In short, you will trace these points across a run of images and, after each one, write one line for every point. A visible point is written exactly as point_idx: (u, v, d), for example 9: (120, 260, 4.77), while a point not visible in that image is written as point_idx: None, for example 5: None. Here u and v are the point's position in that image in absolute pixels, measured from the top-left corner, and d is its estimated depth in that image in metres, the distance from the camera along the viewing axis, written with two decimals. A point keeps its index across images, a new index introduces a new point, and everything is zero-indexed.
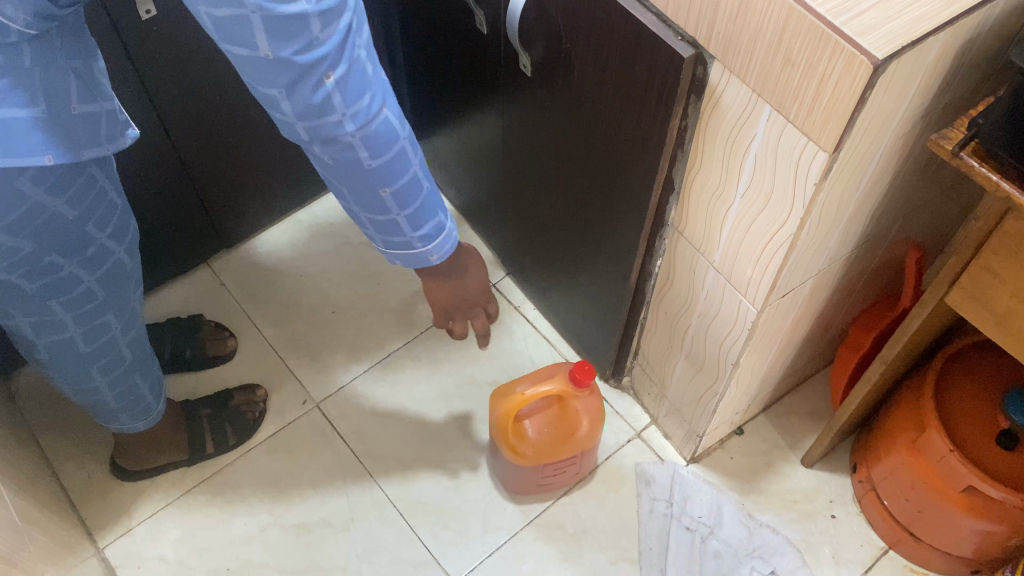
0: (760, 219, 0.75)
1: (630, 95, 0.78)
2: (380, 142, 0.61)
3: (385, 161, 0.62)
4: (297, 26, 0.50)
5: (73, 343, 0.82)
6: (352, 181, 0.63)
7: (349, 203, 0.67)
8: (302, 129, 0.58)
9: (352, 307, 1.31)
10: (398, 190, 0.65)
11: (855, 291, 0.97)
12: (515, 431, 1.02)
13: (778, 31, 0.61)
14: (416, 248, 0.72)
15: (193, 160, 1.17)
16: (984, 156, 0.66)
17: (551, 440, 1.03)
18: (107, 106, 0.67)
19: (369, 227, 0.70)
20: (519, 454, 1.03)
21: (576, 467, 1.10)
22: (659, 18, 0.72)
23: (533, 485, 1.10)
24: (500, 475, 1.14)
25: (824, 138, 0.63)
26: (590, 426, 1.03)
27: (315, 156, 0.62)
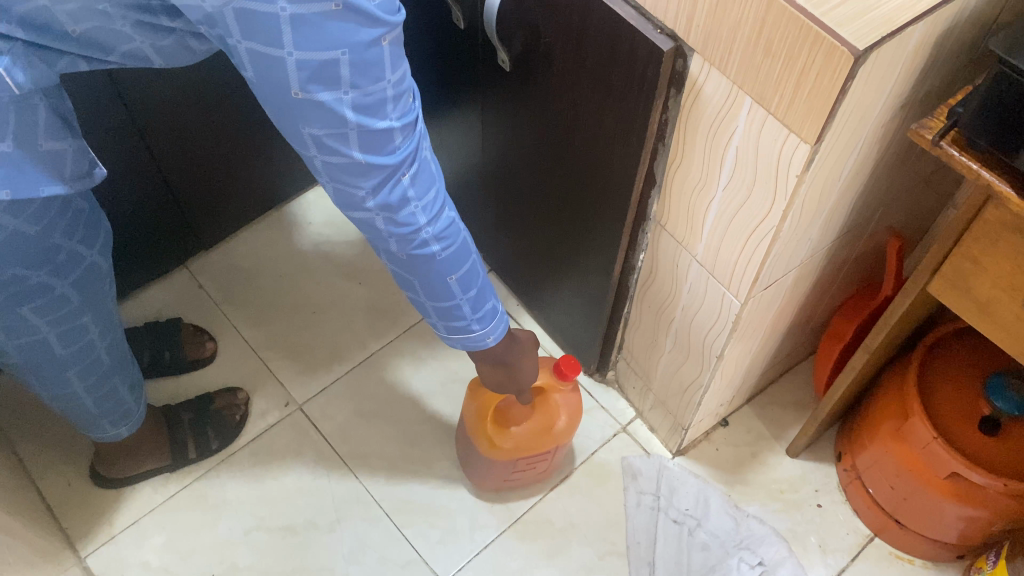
0: (742, 213, 0.75)
1: (610, 90, 0.78)
2: (446, 233, 0.63)
3: (452, 250, 0.64)
4: (386, 132, 0.54)
5: (49, 346, 0.80)
6: (418, 274, 0.65)
7: (413, 295, 0.69)
8: (380, 226, 0.60)
9: (333, 307, 1.30)
10: (463, 279, 0.67)
11: (837, 280, 0.97)
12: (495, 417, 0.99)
13: (758, 22, 0.61)
14: (477, 332, 0.73)
15: (169, 162, 1.15)
16: (963, 145, 0.66)
17: (531, 430, 1.00)
18: (75, 145, 0.66)
19: (432, 317, 0.71)
20: (497, 440, 1.00)
21: (546, 460, 1.08)
22: (638, 11, 0.71)
23: (502, 475, 1.08)
24: (468, 465, 1.11)
25: (806, 130, 0.63)
26: (568, 416, 1.01)
27: (382, 252, 0.64)
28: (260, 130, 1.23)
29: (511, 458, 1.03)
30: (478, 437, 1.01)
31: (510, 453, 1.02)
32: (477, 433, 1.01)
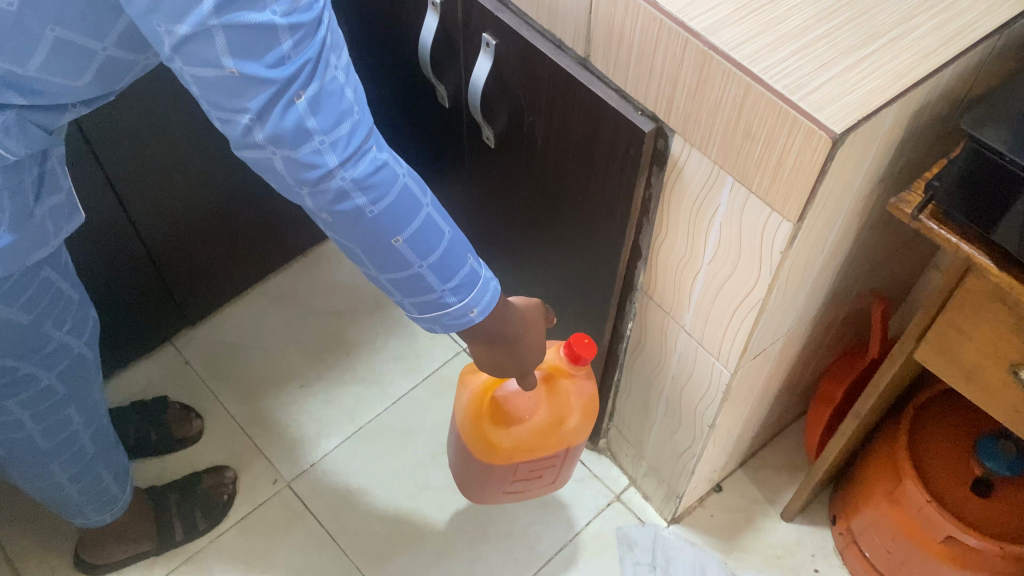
0: (728, 285, 0.75)
1: (594, 165, 0.79)
2: (371, 180, 0.52)
3: (383, 200, 0.54)
4: (258, 33, 0.44)
5: (31, 439, 0.79)
6: (351, 232, 0.55)
7: (360, 263, 0.59)
8: (281, 169, 0.50)
9: (321, 379, 1.29)
10: (409, 236, 0.56)
11: (823, 344, 0.98)
12: (498, 417, 0.93)
13: (737, 107, 0.62)
14: (450, 307, 0.62)
15: (154, 237, 1.15)
16: (941, 218, 0.68)
17: (537, 430, 0.94)
18: (60, 195, 0.67)
19: (393, 288, 0.61)
20: (498, 442, 0.94)
21: (553, 465, 1.01)
22: (618, 94, 0.73)
23: (504, 481, 1.02)
24: (466, 475, 1.05)
25: (788, 208, 0.64)
26: (581, 413, 0.95)
27: (305, 209, 0.54)
28: (246, 203, 1.24)
29: (514, 463, 0.97)
30: (476, 442, 0.96)
31: (514, 457, 0.96)
32: (473, 437, 0.95)
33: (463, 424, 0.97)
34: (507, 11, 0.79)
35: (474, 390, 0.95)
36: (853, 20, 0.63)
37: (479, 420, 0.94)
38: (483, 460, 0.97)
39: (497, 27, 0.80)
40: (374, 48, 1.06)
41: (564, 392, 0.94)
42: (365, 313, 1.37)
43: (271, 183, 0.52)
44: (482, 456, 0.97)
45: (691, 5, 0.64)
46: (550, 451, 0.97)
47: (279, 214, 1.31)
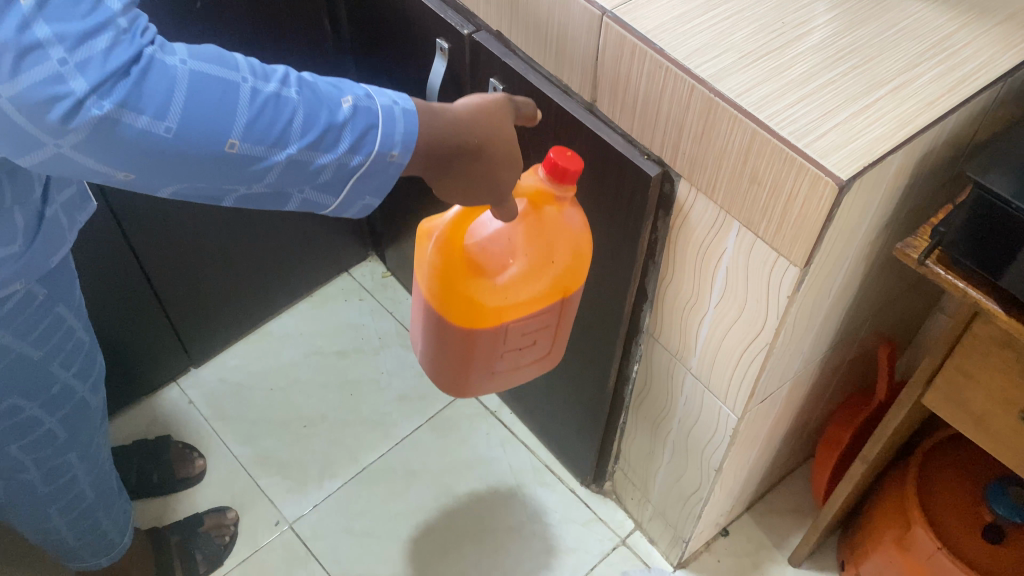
0: (734, 328, 0.75)
1: (600, 207, 0.80)
2: (138, 94, 0.45)
3: (173, 112, 0.46)
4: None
5: (30, 484, 0.78)
6: (166, 167, 0.48)
7: (226, 192, 0.52)
8: (20, 120, 0.44)
9: (324, 420, 1.29)
10: (240, 136, 0.48)
11: (830, 387, 0.97)
12: (473, 274, 0.75)
13: (743, 152, 0.63)
14: (354, 176, 0.54)
15: (160, 276, 1.14)
16: (948, 264, 0.68)
17: (528, 271, 0.75)
18: (69, 188, 0.69)
19: (283, 192, 0.53)
20: (483, 296, 0.75)
21: (547, 327, 0.83)
22: (625, 138, 0.74)
23: (491, 357, 0.82)
24: (442, 364, 0.85)
25: (795, 253, 0.64)
26: (575, 246, 0.77)
27: (98, 168, 0.48)
28: (250, 244, 1.24)
29: (503, 324, 0.78)
30: (456, 303, 0.77)
31: (503, 315, 0.77)
32: (449, 303, 0.77)
33: (433, 284, 0.78)
34: (515, 56, 0.80)
35: (443, 235, 0.75)
36: (858, 68, 0.64)
37: (455, 272, 0.75)
38: (464, 327, 0.78)
39: (504, 71, 0.81)
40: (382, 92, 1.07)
41: (552, 226, 0.75)
42: (370, 353, 1.37)
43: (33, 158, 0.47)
44: (464, 323, 0.78)
45: (697, 53, 0.65)
46: (543, 302, 0.78)
47: (284, 253, 1.31)
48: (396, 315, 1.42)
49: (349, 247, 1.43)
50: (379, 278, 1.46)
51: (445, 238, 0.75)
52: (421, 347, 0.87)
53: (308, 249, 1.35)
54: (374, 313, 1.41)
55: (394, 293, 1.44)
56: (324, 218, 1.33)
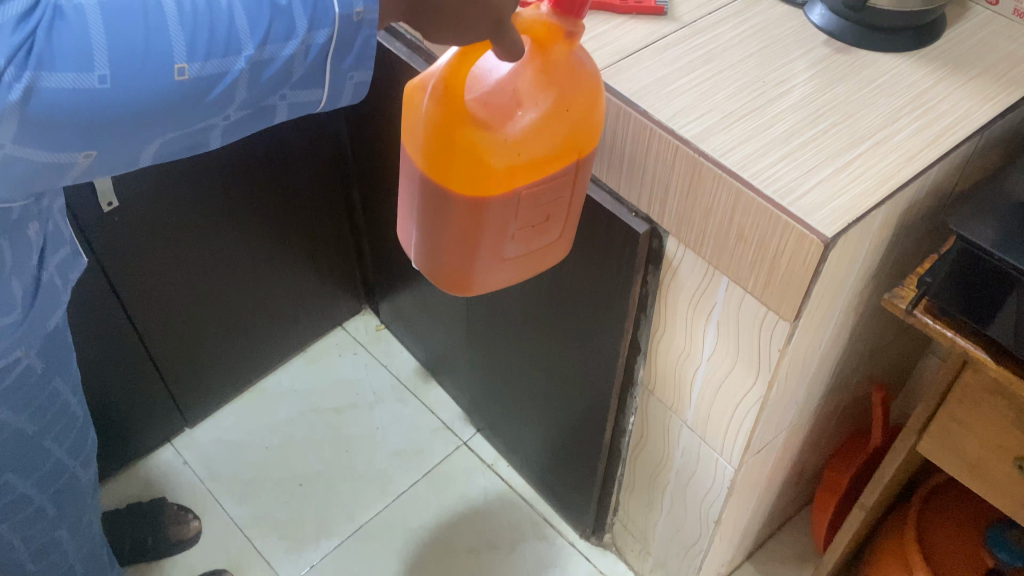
0: (728, 381, 0.75)
1: (592, 264, 0.81)
2: (50, 55, 0.45)
3: (99, 59, 0.46)
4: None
5: (18, 563, 0.78)
6: (121, 126, 0.49)
7: (208, 129, 0.54)
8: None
9: (320, 477, 1.28)
10: (186, 59, 0.48)
11: (826, 432, 0.98)
12: (468, 127, 0.59)
13: (728, 210, 0.64)
14: (328, 59, 0.54)
15: (153, 337, 1.14)
16: (936, 312, 0.68)
17: (540, 124, 0.60)
18: (65, 248, 0.68)
19: (263, 103, 0.55)
20: (489, 154, 0.59)
21: (563, 205, 0.67)
22: (613, 195, 0.75)
23: (499, 242, 0.66)
24: (437, 257, 0.68)
25: (784, 308, 0.64)
26: (597, 95, 0.61)
27: (57, 157, 0.49)
28: (243, 302, 1.24)
29: (513, 191, 0.62)
30: (456, 165, 0.61)
31: (515, 179, 0.61)
32: (443, 166, 0.61)
33: (428, 143, 0.62)
34: None
35: (441, 80, 0.60)
36: (838, 124, 0.66)
37: (455, 125, 0.59)
38: (467, 198, 0.62)
39: None
40: (373, 150, 1.09)
41: (559, 68, 0.59)
42: (365, 408, 1.36)
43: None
44: (468, 189, 0.61)
45: (680, 113, 0.66)
46: (559, 163, 0.63)
47: (277, 308, 1.31)
48: (391, 369, 1.42)
49: (343, 301, 1.43)
50: (373, 331, 1.47)
51: (444, 84, 0.60)
52: (411, 242, 0.70)
53: (301, 304, 1.35)
54: (369, 368, 1.42)
55: (388, 346, 1.45)
56: (317, 273, 1.33)
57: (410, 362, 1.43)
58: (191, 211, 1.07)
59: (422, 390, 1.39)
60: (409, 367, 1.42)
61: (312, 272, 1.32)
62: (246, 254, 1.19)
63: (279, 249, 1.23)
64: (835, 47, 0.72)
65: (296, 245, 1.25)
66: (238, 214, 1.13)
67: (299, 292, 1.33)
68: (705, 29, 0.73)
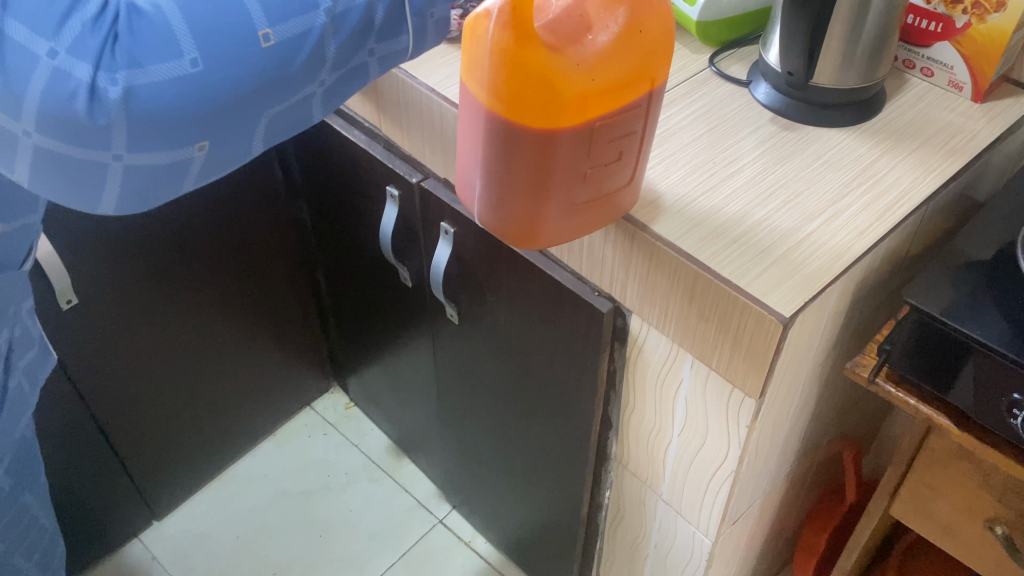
0: (699, 456, 0.76)
1: (559, 344, 0.81)
2: (141, 49, 0.54)
3: (185, 45, 0.56)
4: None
5: None
6: (221, 113, 0.59)
7: (310, 98, 0.66)
8: (82, 154, 0.57)
9: (294, 565, 1.25)
10: (265, 26, 0.59)
11: (801, 493, 0.98)
12: (536, 54, 0.51)
13: (687, 292, 0.65)
14: (405, 9, 0.67)
15: (118, 432, 1.12)
16: (897, 380, 0.69)
17: (615, 48, 0.52)
18: (33, 349, 0.76)
19: (357, 62, 0.68)
20: (559, 79, 0.51)
21: (639, 141, 0.58)
22: (575, 276, 0.76)
23: (565, 187, 0.57)
24: (500, 209, 0.60)
25: (748, 386, 0.65)
26: (672, 20, 0.55)
27: (174, 156, 0.60)
28: (210, 388, 1.22)
29: (587, 123, 0.54)
30: (522, 95, 0.52)
31: (589, 110, 0.53)
32: (509, 112, 0.54)
33: (495, 72, 0.52)
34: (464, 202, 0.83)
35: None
36: (789, 202, 0.67)
37: (522, 49, 0.51)
38: (534, 132, 0.54)
39: (454, 216, 0.83)
40: (337, 231, 1.09)
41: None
42: (338, 490, 1.34)
43: (115, 185, 0.60)
44: (536, 121, 0.53)
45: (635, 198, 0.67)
46: (639, 89, 0.55)
47: (245, 391, 1.30)
48: (362, 448, 1.40)
49: (312, 379, 1.42)
50: (343, 410, 1.46)
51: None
52: (474, 193, 0.62)
53: (269, 385, 1.34)
54: (340, 448, 1.40)
55: (359, 425, 1.44)
56: (284, 353, 1.32)
57: (382, 440, 1.41)
58: (153, 303, 1.05)
59: (395, 468, 1.37)
60: (381, 445, 1.41)
61: (279, 353, 1.31)
62: (211, 340, 1.17)
63: (244, 333, 1.22)
64: (781, 124, 0.74)
65: (261, 327, 1.24)
66: (201, 301, 1.12)
67: (266, 374, 1.32)
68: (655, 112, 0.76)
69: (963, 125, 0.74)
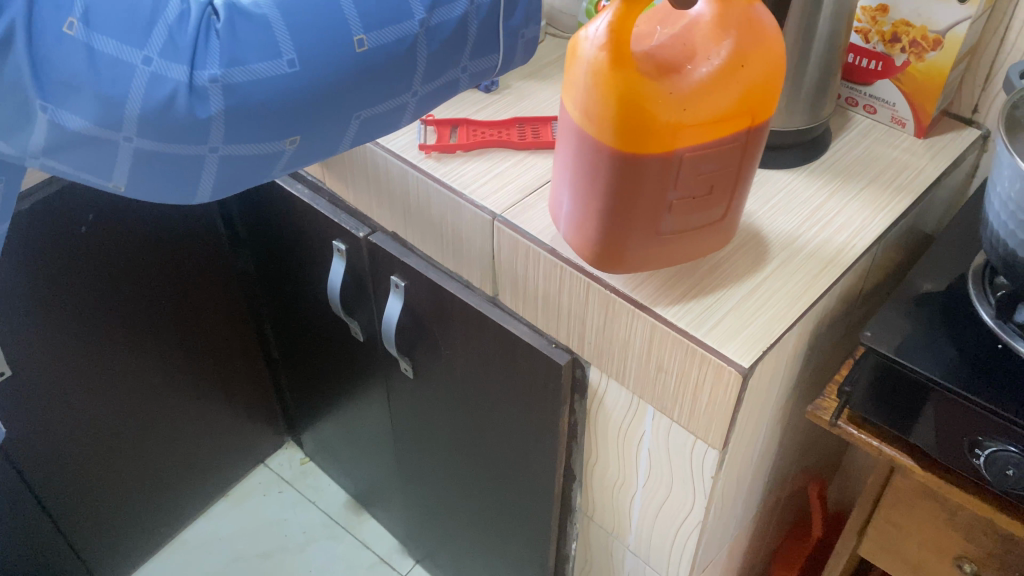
0: (665, 508, 0.74)
1: (517, 397, 0.79)
2: (239, 50, 0.52)
3: (283, 44, 0.53)
4: (46, 50, 0.47)
5: None
6: (313, 113, 0.56)
7: (401, 108, 0.62)
8: (175, 149, 0.53)
9: None
10: (362, 32, 0.55)
11: (767, 533, 0.97)
12: (638, 78, 0.50)
13: (646, 343, 0.63)
14: (498, 18, 0.64)
15: (60, 506, 1.06)
16: (860, 422, 0.68)
17: (716, 79, 0.51)
18: None
19: (450, 77, 0.64)
20: (654, 105, 0.50)
21: (731, 176, 0.56)
22: (531, 328, 0.74)
23: (650, 216, 0.56)
24: (585, 228, 0.59)
25: (712, 436, 0.64)
26: (776, 58, 0.53)
27: (266, 150, 0.56)
28: (156, 451, 1.17)
29: (675, 153, 0.52)
30: (618, 120, 0.51)
31: (678, 139, 0.51)
32: (605, 134, 0.52)
33: (592, 94, 0.52)
34: (414, 255, 0.81)
35: (608, 17, 0.49)
36: (743, 246, 0.67)
37: (620, 72, 0.49)
38: (621, 156, 0.52)
39: (404, 270, 0.81)
40: (287, 284, 1.06)
41: (732, 23, 0.52)
42: (296, 551, 1.30)
43: (208, 178, 0.56)
44: (625, 145, 0.52)
45: None
46: (737, 123, 0.53)
47: (193, 450, 1.24)
48: (319, 505, 1.36)
49: (265, 434, 1.38)
50: (298, 465, 1.42)
51: (612, 22, 0.49)
52: (564, 210, 0.61)
53: (219, 442, 1.29)
54: (296, 506, 1.36)
55: (315, 480, 1.40)
56: (234, 410, 1.28)
57: (340, 495, 1.38)
58: (93, 368, 1.01)
59: (354, 524, 1.34)
60: (339, 501, 1.37)
61: (228, 409, 1.27)
62: (156, 401, 1.13)
63: (190, 392, 1.17)
64: None
65: (209, 384, 1.20)
66: (142, 363, 1.07)
67: (216, 432, 1.27)
68: None
69: (908, 161, 0.75)
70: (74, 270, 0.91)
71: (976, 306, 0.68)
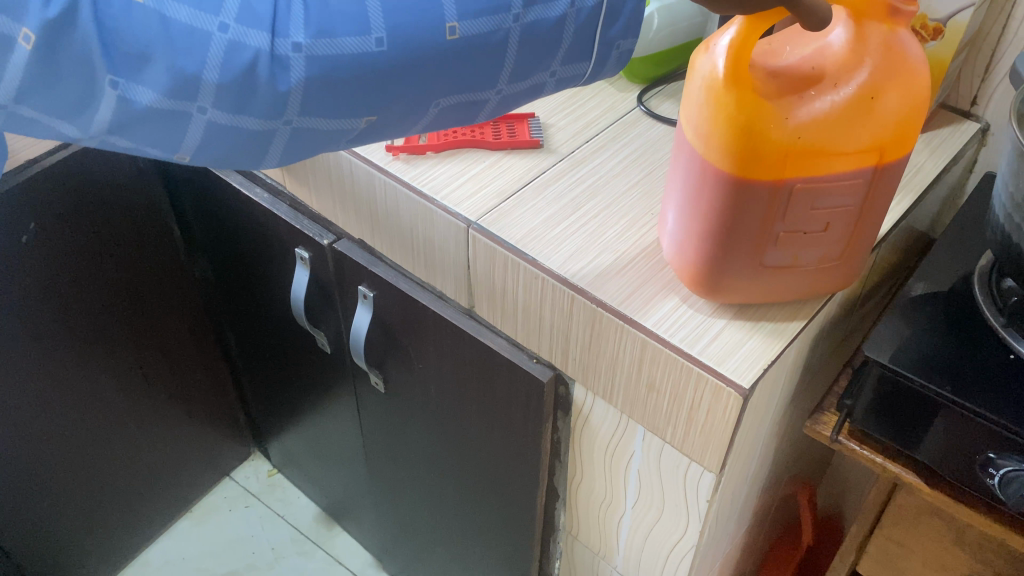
0: (655, 532, 0.70)
1: (496, 415, 0.75)
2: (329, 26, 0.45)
3: (374, 21, 0.45)
4: (115, 19, 0.40)
5: None
6: (393, 100, 0.48)
7: (480, 104, 0.52)
8: (250, 125, 0.46)
9: None
10: (456, 18, 0.47)
11: (757, 544, 0.93)
12: (758, 99, 0.45)
13: (636, 360, 0.58)
14: (596, 27, 0.52)
15: (9, 533, 0.99)
16: (862, 437, 0.64)
17: (845, 110, 0.46)
18: None
19: (536, 82, 0.53)
20: (771, 132, 0.46)
21: (851, 214, 0.51)
22: (510, 342, 0.69)
23: (756, 247, 0.52)
24: (684, 250, 0.55)
25: (708, 459, 0.59)
26: (920, 91, 0.47)
27: (339, 130, 0.49)
28: (113, 469, 1.11)
29: (787, 183, 0.48)
30: (730, 145, 0.47)
31: (793, 170, 0.47)
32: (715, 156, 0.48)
33: (705, 112, 0.48)
34: (382, 264, 0.76)
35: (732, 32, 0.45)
36: None
37: (737, 92, 0.45)
38: (728, 180, 0.48)
39: (372, 280, 0.76)
40: (248, 291, 1.00)
41: (874, 45, 0.46)
42: (265, 569, 1.25)
43: (275, 152, 0.49)
44: (733, 168, 0.48)
45: (571, 258, 0.61)
46: (863, 159, 0.48)
47: (152, 465, 1.18)
48: (288, 520, 1.31)
49: (229, 445, 1.32)
50: (265, 478, 1.36)
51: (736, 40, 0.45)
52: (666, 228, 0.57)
53: (179, 456, 1.22)
54: (264, 521, 1.31)
55: (284, 493, 1.34)
56: (195, 422, 1.21)
57: (310, 509, 1.33)
58: (41, 387, 0.94)
59: (326, 538, 1.29)
60: (309, 514, 1.32)
61: (188, 422, 1.20)
62: (111, 418, 1.06)
63: (146, 406, 1.10)
64: None
65: (168, 396, 1.13)
66: (95, 378, 1.00)
67: (175, 446, 1.20)
68: (584, 159, 0.70)
69: (907, 157, 0.71)
70: (14, 284, 0.84)
71: (983, 312, 0.64)
